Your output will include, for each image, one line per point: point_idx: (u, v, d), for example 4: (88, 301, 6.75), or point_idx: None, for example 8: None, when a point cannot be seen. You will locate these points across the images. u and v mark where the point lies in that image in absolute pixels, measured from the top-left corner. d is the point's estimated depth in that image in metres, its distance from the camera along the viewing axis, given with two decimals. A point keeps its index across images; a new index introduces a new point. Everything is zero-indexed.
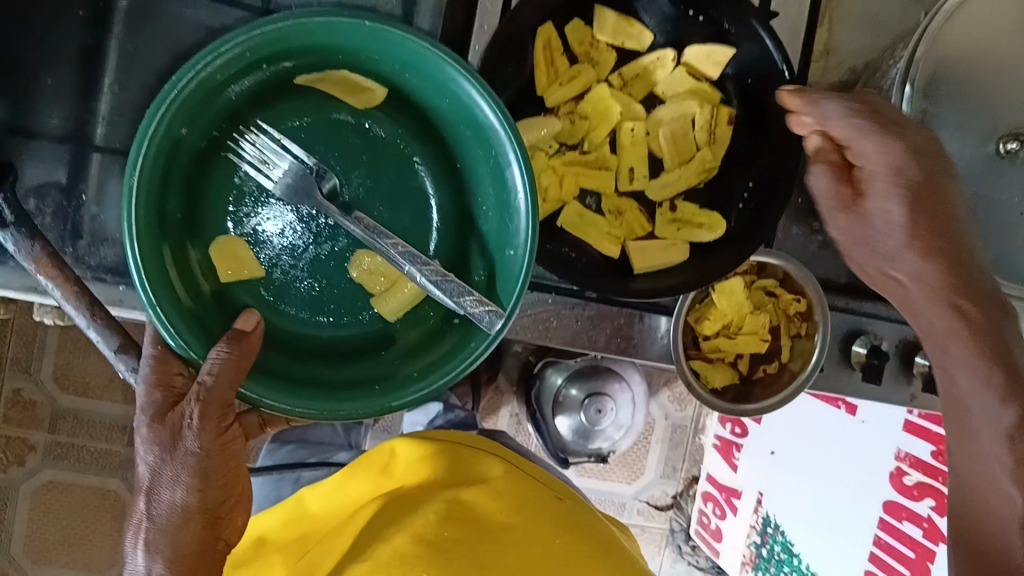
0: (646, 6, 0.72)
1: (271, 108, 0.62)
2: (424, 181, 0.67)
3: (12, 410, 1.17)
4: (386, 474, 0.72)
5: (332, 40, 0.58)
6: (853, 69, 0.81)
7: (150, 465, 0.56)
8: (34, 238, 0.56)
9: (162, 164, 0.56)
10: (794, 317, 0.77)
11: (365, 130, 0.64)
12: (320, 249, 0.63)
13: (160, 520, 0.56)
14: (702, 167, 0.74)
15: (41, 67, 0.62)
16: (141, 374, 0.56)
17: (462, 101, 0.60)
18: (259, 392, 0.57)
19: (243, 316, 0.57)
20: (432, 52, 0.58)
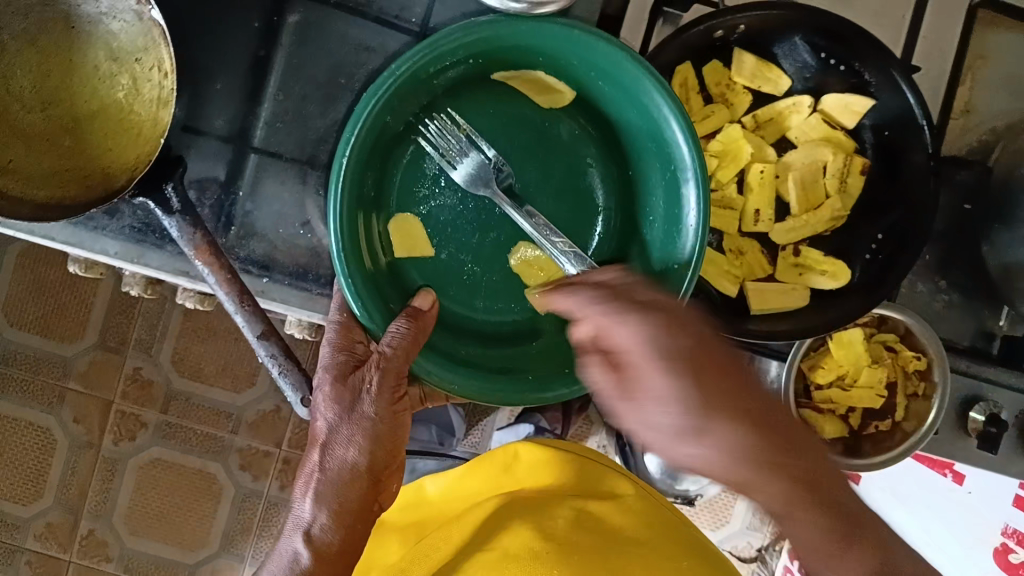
0: (787, 53, 0.72)
1: (463, 98, 0.65)
2: (592, 182, 0.68)
3: (130, 387, 1.24)
4: (508, 474, 0.69)
5: (535, 43, 0.60)
6: (993, 130, 0.79)
7: (329, 421, 0.60)
8: (195, 226, 0.59)
9: (365, 143, 0.58)
10: (912, 376, 0.75)
11: (546, 127, 0.66)
12: (491, 237, 0.65)
13: (331, 475, 0.60)
14: (830, 216, 0.73)
15: (213, 71, 0.67)
16: (329, 336, 0.60)
17: (645, 108, 0.61)
18: (428, 368, 0.59)
19: (422, 294, 0.61)
20: (629, 60, 0.59)
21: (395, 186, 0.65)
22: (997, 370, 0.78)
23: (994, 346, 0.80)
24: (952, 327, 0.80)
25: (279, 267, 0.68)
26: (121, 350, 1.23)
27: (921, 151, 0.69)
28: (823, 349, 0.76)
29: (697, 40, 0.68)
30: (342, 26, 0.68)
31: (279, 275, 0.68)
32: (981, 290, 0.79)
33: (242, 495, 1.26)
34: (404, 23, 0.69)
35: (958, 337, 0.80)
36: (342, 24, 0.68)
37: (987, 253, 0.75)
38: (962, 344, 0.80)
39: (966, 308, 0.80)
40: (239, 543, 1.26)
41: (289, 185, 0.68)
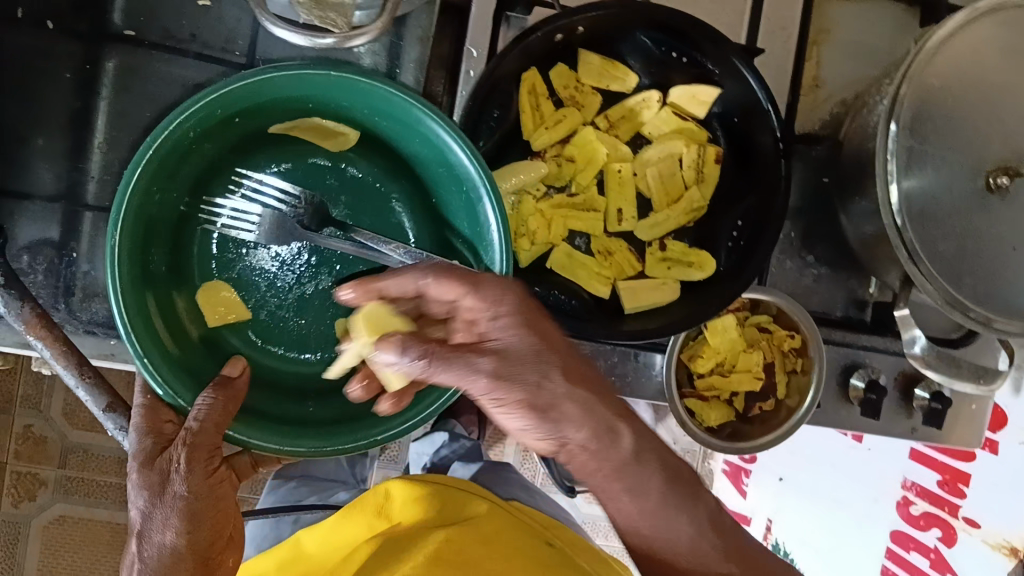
0: (631, 50, 0.72)
1: (249, 157, 0.65)
2: (402, 218, 0.69)
3: (22, 447, 1.18)
4: (383, 517, 0.71)
5: (297, 92, 0.59)
6: (843, 101, 0.80)
7: (142, 510, 0.57)
8: (23, 299, 0.57)
9: (140, 221, 0.57)
10: (788, 354, 0.77)
11: (342, 171, 0.68)
12: (307, 288, 0.67)
13: (152, 563, 0.57)
14: (691, 207, 0.74)
15: (31, 128, 0.64)
16: (134, 422, 0.58)
17: (428, 139, 0.61)
18: (246, 434, 0.58)
19: (231, 362, 0.61)
20: (398, 97, 0.59)
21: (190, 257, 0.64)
22: (872, 337, 0.80)
23: (867, 314, 0.82)
24: (823, 299, 0.81)
25: None
26: (7, 410, 1.17)
27: (768, 134, 0.69)
28: (700, 338, 0.77)
29: (539, 46, 0.67)
30: (164, 67, 0.65)
31: (127, 333, 0.64)
32: (847, 260, 0.81)
33: None
34: (230, 57, 0.66)
35: (830, 308, 0.82)
36: (164, 64, 0.65)
37: (847, 226, 0.76)
38: (835, 315, 0.81)
39: (835, 279, 0.82)
40: None
41: None
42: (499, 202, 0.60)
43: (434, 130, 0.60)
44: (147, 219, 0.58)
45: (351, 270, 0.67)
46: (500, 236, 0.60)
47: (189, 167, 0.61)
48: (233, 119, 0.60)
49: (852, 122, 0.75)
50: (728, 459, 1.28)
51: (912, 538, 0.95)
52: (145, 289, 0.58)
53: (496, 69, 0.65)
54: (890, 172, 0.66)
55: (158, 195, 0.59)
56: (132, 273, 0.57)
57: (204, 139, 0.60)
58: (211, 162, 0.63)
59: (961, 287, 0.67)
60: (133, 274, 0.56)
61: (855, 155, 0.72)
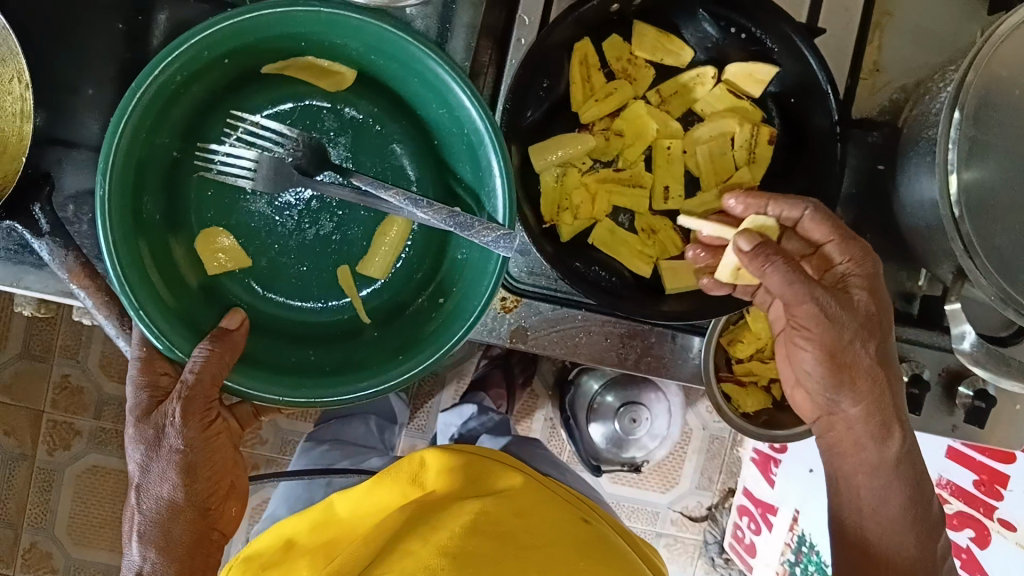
0: (688, 24, 0.71)
1: (240, 99, 0.63)
2: (402, 161, 0.67)
3: (59, 396, 1.20)
4: (417, 486, 0.72)
5: (291, 29, 0.58)
6: (903, 87, 0.78)
7: (141, 463, 0.60)
8: (68, 248, 0.59)
9: (132, 171, 0.57)
10: None
11: (340, 112, 0.66)
12: (308, 233, 0.66)
13: (154, 512, 0.60)
14: (740, 187, 0.72)
15: (79, 78, 0.63)
16: (131, 376, 0.60)
17: (428, 79, 0.60)
18: (248, 384, 0.58)
19: (232, 314, 0.61)
20: (396, 34, 0.58)
21: (187, 205, 0.63)
22: (918, 330, 0.78)
23: (914, 307, 0.80)
24: None
25: None
26: (46, 358, 1.19)
27: (825, 114, 0.67)
28: (742, 323, 0.75)
29: (593, 16, 0.66)
30: None
31: None
32: (898, 251, 0.79)
33: None
34: None
35: None
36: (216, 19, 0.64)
37: (900, 216, 0.74)
38: None
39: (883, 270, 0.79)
40: None
41: None
42: (503, 150, 0.59)
43: (434, 68, 0.59)
44: (140, 166, 0.57)
45: (353, 215, 0.66)
46: (503, 182, 0.59)
47: (180, 111, 0.59)
48: (222, 61, 0.58)
49: (912, 109, 0.73)
50: (758, 448, 1.27)
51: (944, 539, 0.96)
52: (141, 237, 0.58)
53: (547, 39, 0.63)
54: (950, 162, 0.64)
55: (148, 144, 0.57)
56: (127, 221, 0.56)
57: (192, 83, 0.58)
58: (201, 107, 0.61)
59: (1017, 284, 0.65)
60: (127, 222, 0.56)
61: (914, 143, 0.70)
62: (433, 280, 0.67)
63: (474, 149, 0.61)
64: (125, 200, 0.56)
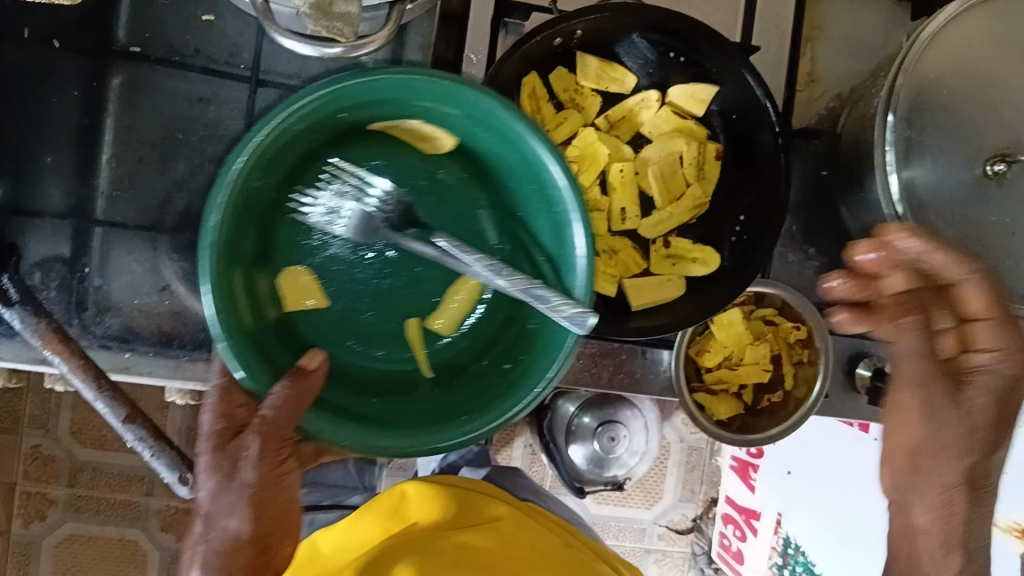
0: (628, 51, 0.73)
1: (346, 148, 0.62)
2: (483, 224, 0.65)
3: (30, 467, 1.18)
4: (398, 517, 0.74)
5: (405, 96, 0.57)
6: (839, 96, 0.82)
7: (209, 492, 0.55)
8: (40, 315, 0.58)
9: (239, 210, 0.55)
10: (795, 346, 0.78)
11: (433, 174, 0.64)
12: (384, 283, 0.63)
13: (216, 545, 0.56)
14: (694, 204, 0.75)
15: (40, 146, 0.64)
16: (208, 402, 0.56)
17: (528, 157, 0.60)
18: (317, 425, 0.55)
19: (310, 354, 0.57)
20: (505, 113, 0.57)
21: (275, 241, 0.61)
22: None
23: None
24: None
25: (141, 339, 0.65)
26: (14, 430, 1.17)
27: (767, 129, 0.70)
28: (708, 332, 0.78)
29: (536, 50, 0.68)
30: (170, 82, 0.65)
31: (141, 346, 0.65)
32: None
33: (169, 556, 1.22)
34: (236, 71, 0.66)
35: None
36: (171, 79, 0.65)
37: (847, 218, 0.77)
38: None
39: None
40: None
41: (138, 254, 0.65)
42: (590, 227, 0.58)
43: (531, 145, 0.59)
44: (246, 205, 0.56)
45: (426, 274, 0.64)
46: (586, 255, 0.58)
47: (290, 158, 0.58)
48: (336, 116, 0.58)
49: (849, 116, 0.76)
50: (735, 455, 1.29)
51: None
52: (237, 271, 0.56)
53: (496, 77, 0.66)
54: (888, 163, 0.67)
55: (256, 186, 0.56)
56: (225, 259, 0.54)
57: (306, 130, 0.57)
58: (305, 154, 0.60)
59: None
60: (226, 260, 0.54)
61: (853, 148, 0.74)
62: (498, 337, 0.65)
63: (559, 228, 0.60)
64: (227, 237, 0.54)
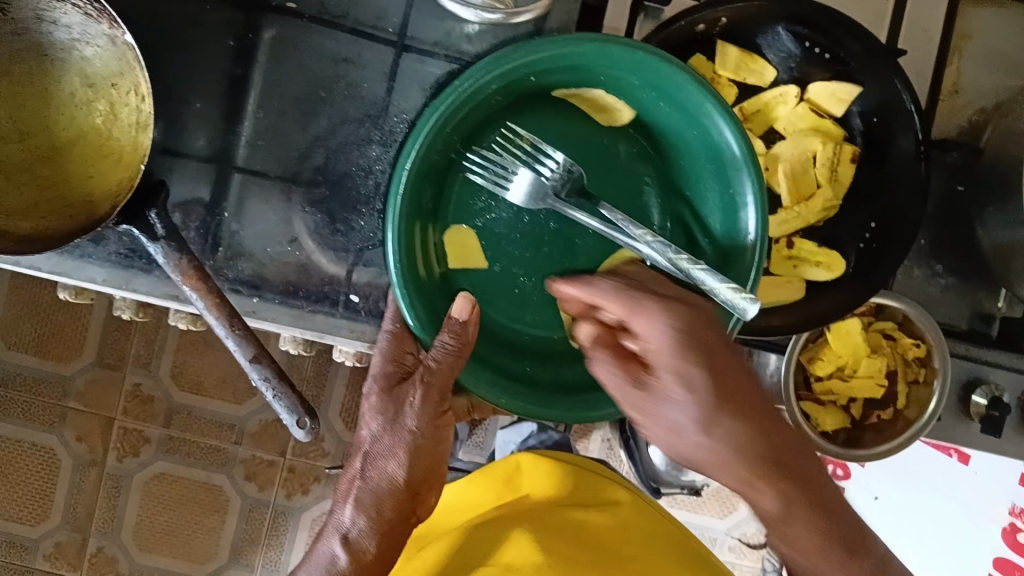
0: (770, 43, 0.72)
1: (527, 113, 0.66)
2: (649, 201, 0.69)
3: (131, 404, 1.23)
4: (508, 487, 0.74)
5: (596, 63, 0.61)
6: (984, 109, 0.78)
7: (374, 431, 0.63)
8: (182, 252, 0.59)
9: (427, 160, 0.60)
10: (912, 363, 0.75)
11: (606, 145, 0.68)
12: (542, 251, 0.67)
13: (372, 484, 0.63)
14: (823, 205, 0.72)
15: (191, 91, 0.66)
16: (380, 346, 0.61)
17: (709, 133, 0.63)
18: (474, 382, 0.61)
19: (461, 299, 0.60)
20: (694, 87, 0.60)
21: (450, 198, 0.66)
22: (998, 352, 0.78)
23: (994, 329, 0.79)
24: (949, 311, 0.79)
25: (269, 286, 0.67)
26: (119, 366, 1.23)
27: (908, 134, 0.69)
28: (822, 340, 0.76)
29: (679, 35, 0.67)
30: (318, 40, 0.67)
31: (269, 293, 0.66)
32: (976, 272, 0.79)
33: (249, 506, 1.26)
34: (382, 34, 0.68)
35: (955, 321, 0.79)
36: (319, 37, 0.67)
37: (982, 236, 0.74)
38: (960, 327, 0.79)
39: (962, 291, 0.79)
40: (248, 553, 1.26)
41: (273, 203, 0.67)
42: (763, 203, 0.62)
43: (711, 121, 0.62)
44: (433, 156, 0.61)
45: (587, 245, 0.67)
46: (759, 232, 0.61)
47: (473, 116, 0.63)
48: (528, 77, 0.62)
49: (994, 130, 0.73)
50: None
51: (1015, 564, 1.04)
52: (415, 220, 0.61)
53: None
54: None
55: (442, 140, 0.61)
56: (409, 205, 0.59)
57: (496, 89, 0.61)
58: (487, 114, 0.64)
59: None
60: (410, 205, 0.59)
61: (996, 164, 0.71)
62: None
63: (734, 207, 0.63)
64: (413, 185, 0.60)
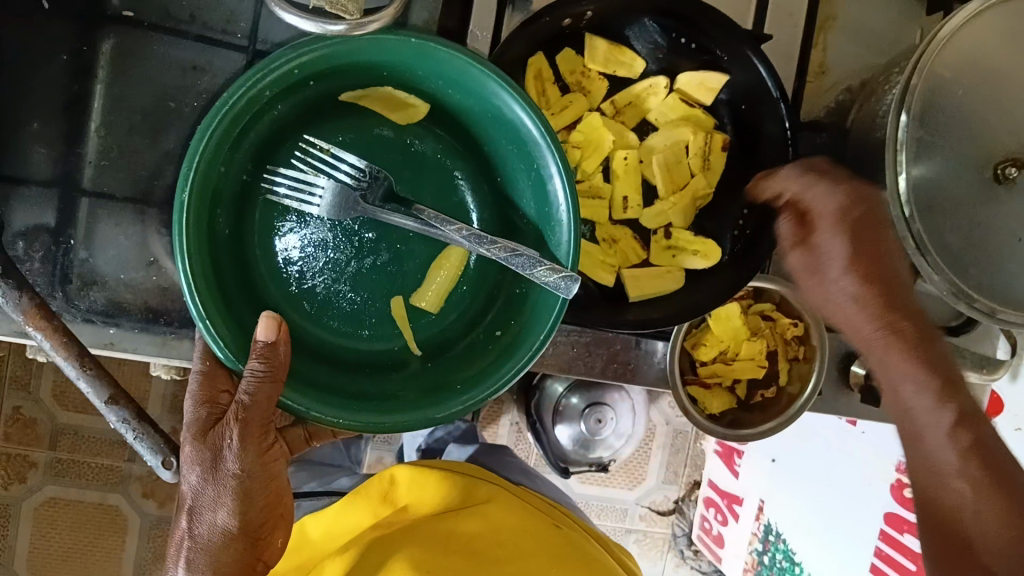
0: (638, 35, 0.71)
1: (317, 125, 0.64)
2: (464, 196, 0.68)
3: (12, 428, 1.16)
4: (387, 503, 0.74)
5: (373, 60, 0.59)
6: (849, 88, 0.80)
7: (195, 484, 0.57)
8: (21, 289, 0.55)
9: (211, 190, 0.57)
10: (791, 341, 0.77)
11: (407, 145, 0.66)
12: (365, 262, 0.64)
13: (204, 540, 0.58)
14: (695, 195, 0.73)
15: (26, 112, 0.62)
16: (191, 389, 0.57)
17: (503, 116, 0.61)
18: (306, 405, 0.57)
19: (265, 321, 0.54)
20: (475, 68, 0.58)
21: (252, 226, 0.62)
22: None
23: None
24: None
25: (127, 315, 0.63)
26: None
27: (775, 121, 0.69)
28: (703, 326, 0.77)
29: (545, 30, 0.66)
30: (163, 49, 0.63)
31: (126, 323, 0.63)
32: None
33: (151, 522, 1.21)
34: (231, 39, 0.64)
35: None
36: (163, 46, 0.63)
37: None
38: None
39: None
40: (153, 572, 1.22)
41: (124, 228, 0.63)
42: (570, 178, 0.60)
43: (502, 100, 0.60)
44: (217, 183, 0.57)
45: (411, 249, 0.65)
46: (569, 212, 0.60)
47: (255, 132, 0.59)
48: (309, 82, 0.59)
49: (859, 110, 0.75)
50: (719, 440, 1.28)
51: (906, 521, 0.92)
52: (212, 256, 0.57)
53: (500, 57, 0.64)
54: (899, 164, 0.65)
55: (223, 166, 0.57)
56: (200, 240, 0.55)
57: (275, 101, 0.59)
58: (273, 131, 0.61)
59: (967, 277, 0.68)
60: (201, 240, 0.55)
61: (861, 145, 0.73)
62: (485, 313, 0.67)
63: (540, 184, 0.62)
64: (199, 217, 0.56)
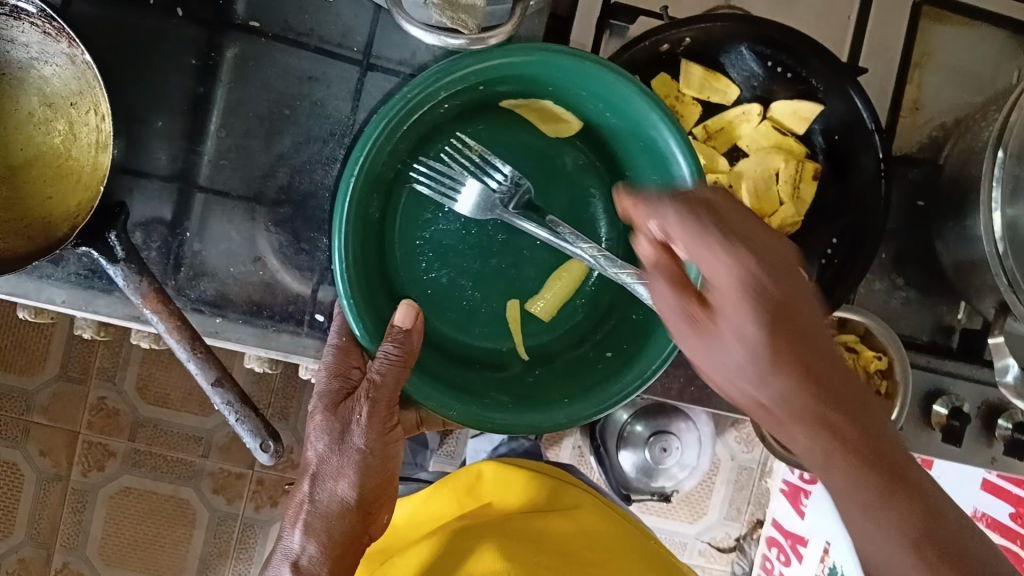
0: (734, 62, 0.72)
1: (471, 123, 0.66)
2: (595, 209, 0.70)
3: (95, 418, 1.21)
4: (470, 496, 0.76)
5: (543, 73, 0.61)
6: (943, 125, 0.80)
7: (320, 453, 0.62)
8: (142, 274, 0.59)
9: (371, 176, 0.60)
10: (874, 376, 0.75)
11: (552, 155, 0.68)
12: (491, 262, 0.67)
13: (318, 506, 0.62)
14: (785, 222, 0.73)
15: (151, 111, 0.65)
16: (326, 361, 0.62)
17: (655, 144, 0.63)
18: (428, 394, 0.60)
19: (404, 307, 0.59)
20: (641, 97, 0.60)
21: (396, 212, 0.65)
22: (956, 362, 0.78)
23: (954, 341, 0.81)
24: (909, 323, 0.81)
25: (232, 306, 0.66)
26: (83, 380, 1.20)
27: (869, 152, 0.69)
28: None
29: (644, 54, 0.68)
30: (283, 58, 0.66)
31: (231, 313, 0.66)
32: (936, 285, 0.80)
33: (219, 518, 1.24)
34: (346, 52, 0.67)
35: (916, 333, 0.81)
36: (283, 55, 0.66)
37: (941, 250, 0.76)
38: (920, 339, 0.80)
39: (923, 303, 0.80)
40: (217, 567, 1.25)
41: (235, 223, 0.66)
42: None
43: (660, 135, 0.61)
44: (377, 171, 0.61)
45: (535, 256, 0.68)
46: None
47: (419, 127, 0.63)
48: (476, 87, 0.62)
49: (954, 147, 0.75)
50: (788, 478, 1.24)
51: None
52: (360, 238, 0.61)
53: None
54: (995, 201, 0.65)
55: (386, 157, 0.61)
56: (355, 222, 0.59)
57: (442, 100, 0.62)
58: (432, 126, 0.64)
59: None
60: (356, 222, 0.59)
61: (955, 181, 0.72)
62: (597, 333, 0.70)
63: None
64: (357, 201, 0.59)
